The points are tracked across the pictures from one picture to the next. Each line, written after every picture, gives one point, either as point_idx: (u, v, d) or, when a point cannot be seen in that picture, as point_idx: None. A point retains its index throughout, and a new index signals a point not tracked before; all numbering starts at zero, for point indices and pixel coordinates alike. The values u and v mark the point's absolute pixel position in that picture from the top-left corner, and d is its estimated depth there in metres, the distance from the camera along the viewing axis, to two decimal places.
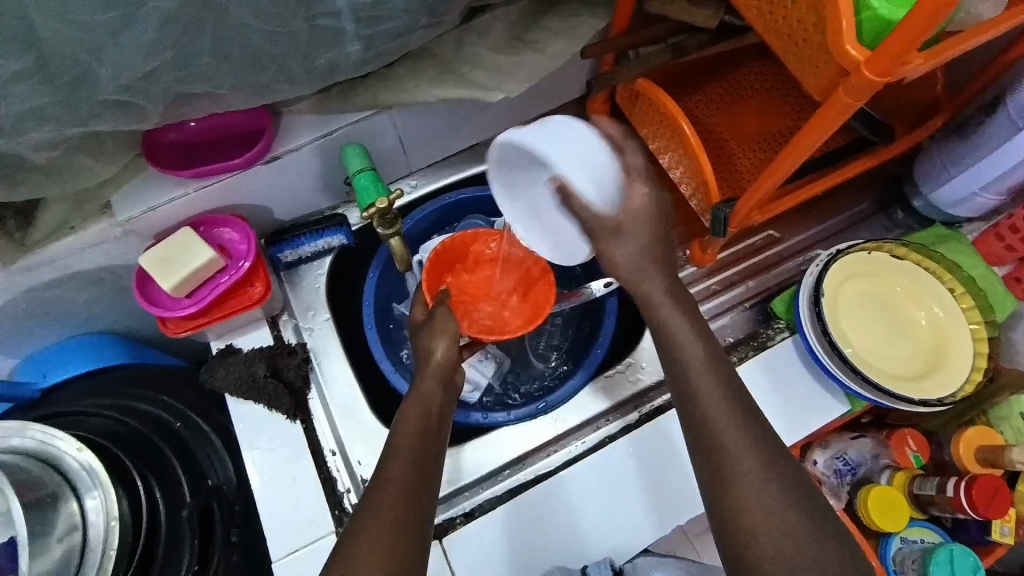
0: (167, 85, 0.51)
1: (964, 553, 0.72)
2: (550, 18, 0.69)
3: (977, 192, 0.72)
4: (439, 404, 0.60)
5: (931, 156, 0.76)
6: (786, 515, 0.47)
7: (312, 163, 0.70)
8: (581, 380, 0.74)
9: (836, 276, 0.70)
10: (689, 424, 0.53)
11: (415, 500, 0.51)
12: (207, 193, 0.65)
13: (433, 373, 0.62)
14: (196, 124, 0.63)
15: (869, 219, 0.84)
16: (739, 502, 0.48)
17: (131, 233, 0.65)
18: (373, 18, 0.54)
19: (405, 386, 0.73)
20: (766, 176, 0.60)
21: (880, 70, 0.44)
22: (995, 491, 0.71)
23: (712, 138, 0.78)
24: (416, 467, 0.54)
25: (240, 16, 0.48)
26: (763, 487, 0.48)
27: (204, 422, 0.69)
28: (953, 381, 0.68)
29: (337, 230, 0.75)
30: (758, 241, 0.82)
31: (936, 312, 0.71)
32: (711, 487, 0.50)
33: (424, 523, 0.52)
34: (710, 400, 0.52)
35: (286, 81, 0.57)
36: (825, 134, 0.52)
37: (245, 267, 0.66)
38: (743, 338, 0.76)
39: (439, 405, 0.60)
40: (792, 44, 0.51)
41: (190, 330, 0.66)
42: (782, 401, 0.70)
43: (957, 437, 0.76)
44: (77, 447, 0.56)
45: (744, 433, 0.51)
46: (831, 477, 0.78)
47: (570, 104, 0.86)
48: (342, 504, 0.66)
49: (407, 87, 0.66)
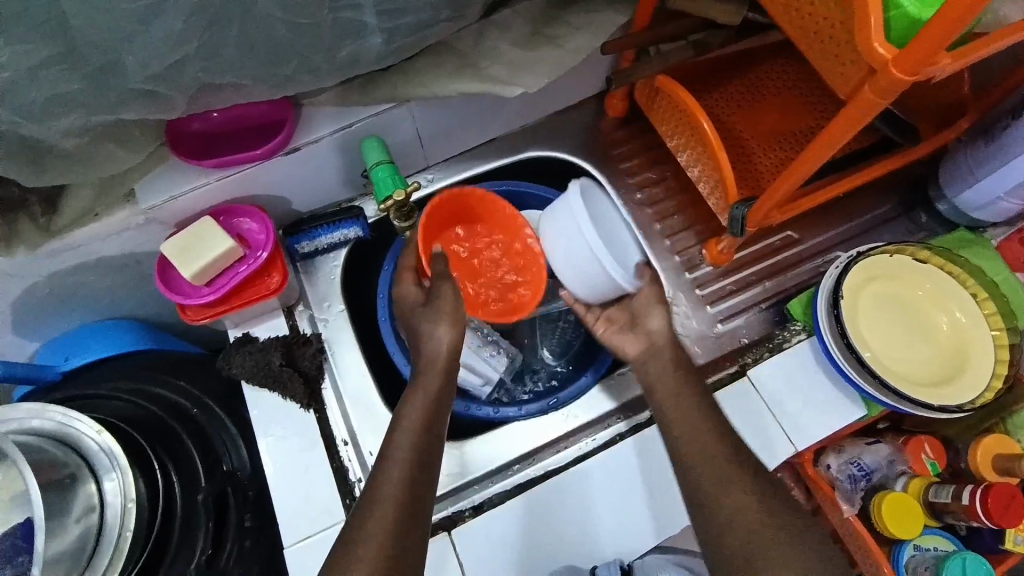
0: (193, 75, 0.52)
1: (975, 561, 0.72)
2: (572, 13, 0.69)
3: (1002, 197, 0.70)
4: (440, 401, 0.61)
5: (956, 158, 0.74)
6: (754, 522, 0.55)
7: (331, 155, 0.70)
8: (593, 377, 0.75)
9: (856, 278, 0.69)
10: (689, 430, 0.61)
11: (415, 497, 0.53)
12: (228, 182, 0.66)
13: (434, 371, 0.62)
14: (219, 115, 0.64)
15: (892, 221, 0.82)
16: (728, 524, 0.56)
17: (154, 221, 0.67)
18: (395, 12, 0.54)
19: None
20: (786, 176, 0.59)
21: (908, 70, 0.43)
22: (1009, 500, 0.69)
23: (732, 136, 0.78)
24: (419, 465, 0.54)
25: (266, 7, 0.49)
26: (751, 509, 0.55)
27: (220, 409, 0.70)
28: (973, 389, 0.66)
29: (353, 222, 0.76)
30: (776, 242, 0.81)
31: (957, 317, 0.70)
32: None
33: (418, 523, 0.53)
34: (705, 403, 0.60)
35: (308, 73, 0.57)
36: (848, 135, 0.51)
37: (264, 257, 0.67)
38: (758, 339, 0.76)
39: (440, 403, 0.61)
40: (819, 41, 0.50)
41: (209, 318, 0.67)
42: (796, 404, 0.69)
43: (975, 443, 0.75)
44: (96, 430, 0.57)
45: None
46: (845, 481, 0.76)
47: (588, 100, 0.85)
48: (353, 493, 0.67)
49: (428, 80, 0.66)
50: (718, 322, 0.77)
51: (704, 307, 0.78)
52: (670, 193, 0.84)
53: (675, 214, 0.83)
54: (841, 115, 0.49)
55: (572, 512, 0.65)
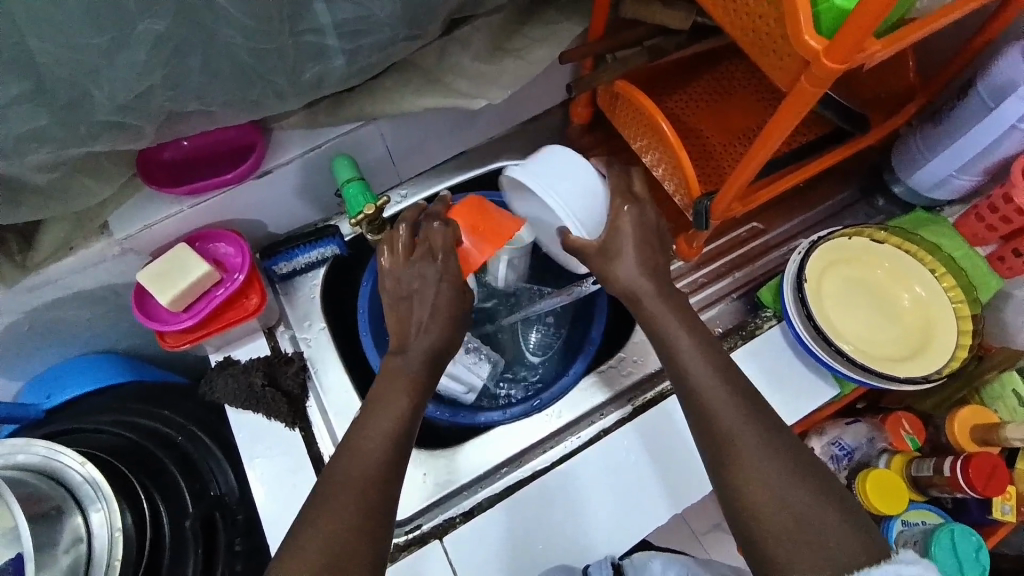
0: (161, 104, 0.53)
1: (965, 531, 0.73)
2: (529, 27, 0.72)
3: (954, 174, 0.73)
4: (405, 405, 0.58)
5: (907, 141, 0.77)
6: (745, 519, 0.52)
7: (303, 177, 0.72)
8: (586, 361, 0.75)
9: (817, 263, 0.71)
10: (690, 412, 0.58)
11: None
12: (203, 208, 0.67)
13: (395, 385, 0.60)
14: (190, 143, 0.65)
15: (852, 207, 0.85)
16: None
17: (129, 251, 0.67)
18: (356, 32, 0.56)
19: None
20: (741, 167, 0.61)
21: (839, 57, 0.45)
22: (992, 469, 0.72)
23: (693, 135, 0.80)
24: None
25: (227, 36, 0.51)
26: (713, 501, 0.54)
27: (205, 435, 0.71)
28: (938, 360, 0.68)
29: (330, 239, 0.77)
30: (743, 233, 0.83)
31: (918, 292, 0.72)
32: (721, 475, 0.54)
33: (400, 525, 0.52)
34: (698, 371, 0.58)
35: (275, 98, 0.59)
36: (794, 124, 0.53)
37: (240, 280, 0.67)
38: (731, 328, 0.76)
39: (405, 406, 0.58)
40: (757, 39, 0.53)
41: (189, 343, 0.67)
42: (773, 387, 0.70)
43: (952, 417, 0.77)
44: (80, 461, 0.57)
45: (740, 407, 0.55)
46: (829, 462, 0.78)
47: (554, 109, 0.88)
48: (321, 458, 0.69)
49: (393, 98, 0.68)
50: None
51: None
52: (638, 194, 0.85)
53: None
54: (785, 105, 0.52)
55: (560, 511, 0.65)
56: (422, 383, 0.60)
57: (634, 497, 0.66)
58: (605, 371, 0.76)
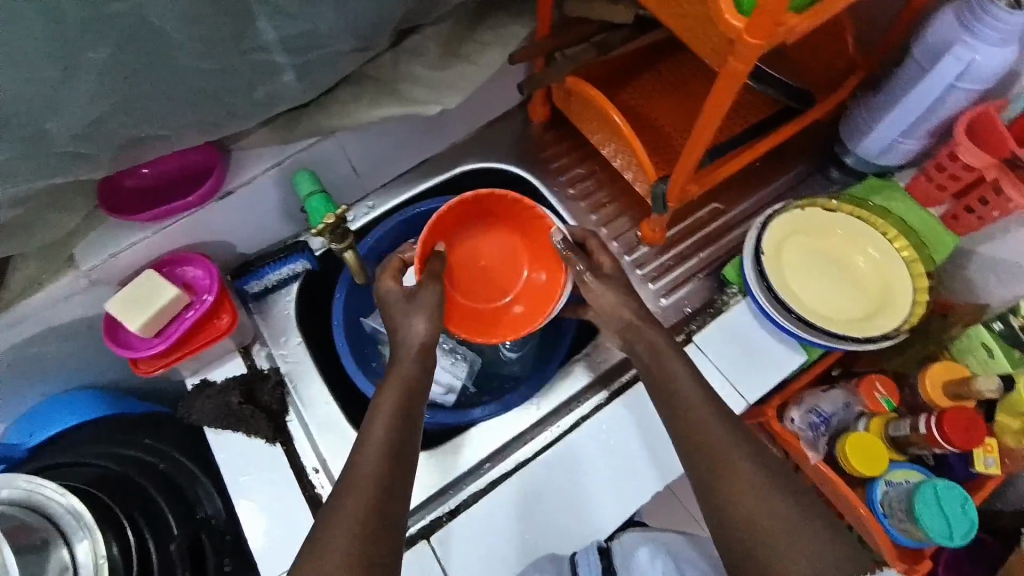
0: (117, 132, 0.54)
1: (950, 486, 0.73)
2: (478, 30, 0.74)
3: (898, 139, 0.75)
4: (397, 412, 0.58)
5: (851, 113, 0.80)
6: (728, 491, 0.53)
7: (267, 196, 0.73)
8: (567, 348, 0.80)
9: (774, 236, 0.73)
10: None
11: (386, 501, 0.53)
12: (168, 233, 0.68)
13: (390, 393, 0.60)
14: (149, 168, 0.66)
15: (808, 181, 0.88)
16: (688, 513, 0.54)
17: (98, 282, 0.68)
18: (303, 47, 0.57)
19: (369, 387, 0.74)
20: (691, 148, 0.63)
21: (761, 33, 0.47)
22: (968, 423, 0.72)
23: (647, 123, 0.82)
24: (402, 480, 0.55)
25: (175, 58, 0.52)
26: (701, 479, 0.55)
27: (188, 460, 0.71)
28: (898, 317, 0.70)
29: (299, 255, 0.78)
30: (705, 214, 0.84)
31: (874, 255, 0.74)
32: None
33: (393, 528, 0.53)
34: None
35: (231, 117, 0.60)
36: (730, 101, 0.55)
37: (209, 300, 0.68)
38: (700, 307, 0.78)
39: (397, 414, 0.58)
40: (688, 25, 0.55)
41: (161, 369, 0.67)
42: (741, 360, 0.72)
43: (923, 374, 0.77)
44: (62, 492, 0.57)
45: None
46: (807, 431, 0.79)
47: (513, 111, 0.90)
48: (312, 486, 0.68)
49: (351, 111, 0.70)
50: (661, 296, 0.79)
51: (646, 284, 0.80)
52: (600, 185, 0.87)
53: (609, 203, 0.86)
54: (718, 83, 0.54)
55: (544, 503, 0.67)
56: (415, 391, 0.61)
57: (611, 481, 0.68)
58: (580, 362, 0.77)
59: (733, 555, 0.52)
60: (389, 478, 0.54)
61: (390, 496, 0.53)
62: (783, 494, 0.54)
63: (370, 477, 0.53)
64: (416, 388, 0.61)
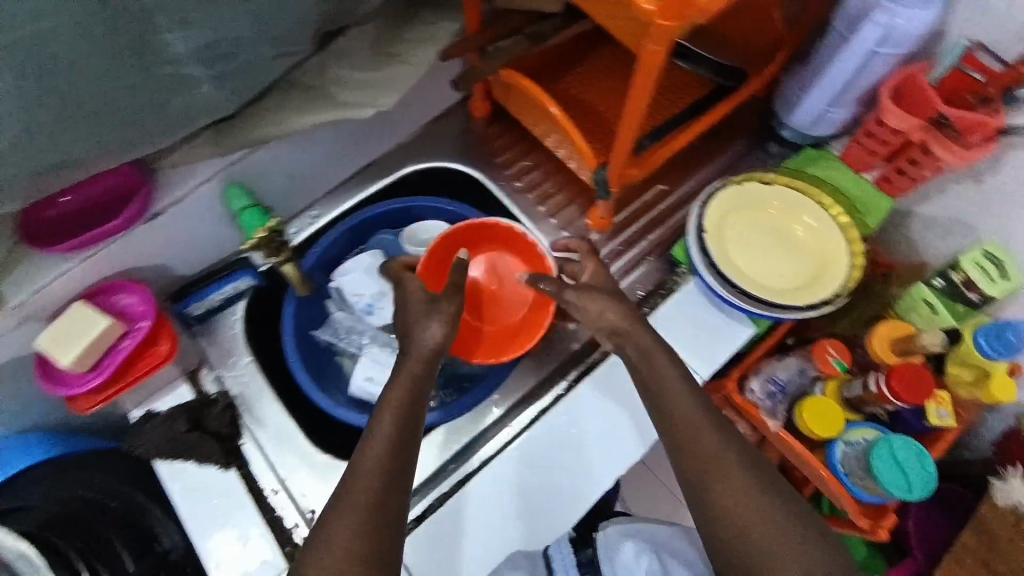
0: (26, 162, 0.51)
1: (905, 441, 0.75)
2: (406, 30, 0.74)
3: (827, 108, 0.77)
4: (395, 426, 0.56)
5: (784, 86, 0.82)
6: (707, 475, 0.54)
7: (200, 214, 0.71)
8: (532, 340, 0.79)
9: (715, 213, 0.74)
10: None
11: (383, 517, 0.51)
12: (94, 261, 0.65)
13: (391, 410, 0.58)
14: (67, 197, 0.61)
15: (747, 156, 0.89)
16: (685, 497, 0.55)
17: (28, 320, 0.63)
18: (219, 57, 0.55)
19: (325, 400, 0.72)
20: (624, 132, 0.63)
21: (674, 13, 0.47)
22: (914, 377, 0.74)
23: (587, 111, 0.82)
24: (405, 496, 0.53)
25: (79, 78, 0.49)
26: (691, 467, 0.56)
27: (140, 495, 0.68)
28: (836, 283, 0.72)
29: (243, 272, 0.76)
30: (652, 197, 0.85)
31: (810, 223, 0.76)
32: None
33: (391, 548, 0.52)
34: None
35: (152, 135, 0.57)
36: (655, 82, 0.55)
37: (146, 326, 0.65)
38: (652, 288, 0.79)
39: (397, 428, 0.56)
40: (608, 9, 0.55)
41: (101, 403, 0.64)
42: (694, 337, 0.73)
43: (871, 335, 0.79)
44: (11, 536, 0.62)
45: None
46: (765, 401, 0.82)
47: (453, 109, 0.89)
48: (272, 506, 0.67)
49: (280, 120, 0.68)
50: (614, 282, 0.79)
51: None
52: (547, 176, 0.87)
53: (556, 193, 0.86)
54: (640, 66, 0.54)
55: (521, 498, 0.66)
56: (412, 396, 0.59)
57: (581, 474, 0.67)
58: (537, 354, 0.77)
59: (718, 536, 0.53)
60: (391, 491, 0.53)
61: (391, 514, 0.52)
62: (763, 482, 0.55)
63: (373, 490, 0.52)
64: (415, 396, 0.59)
